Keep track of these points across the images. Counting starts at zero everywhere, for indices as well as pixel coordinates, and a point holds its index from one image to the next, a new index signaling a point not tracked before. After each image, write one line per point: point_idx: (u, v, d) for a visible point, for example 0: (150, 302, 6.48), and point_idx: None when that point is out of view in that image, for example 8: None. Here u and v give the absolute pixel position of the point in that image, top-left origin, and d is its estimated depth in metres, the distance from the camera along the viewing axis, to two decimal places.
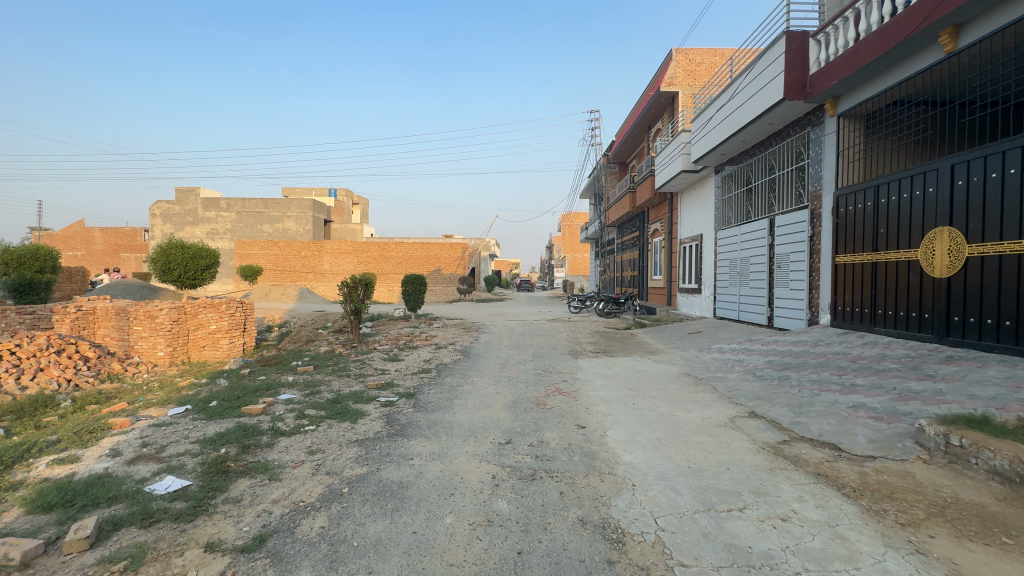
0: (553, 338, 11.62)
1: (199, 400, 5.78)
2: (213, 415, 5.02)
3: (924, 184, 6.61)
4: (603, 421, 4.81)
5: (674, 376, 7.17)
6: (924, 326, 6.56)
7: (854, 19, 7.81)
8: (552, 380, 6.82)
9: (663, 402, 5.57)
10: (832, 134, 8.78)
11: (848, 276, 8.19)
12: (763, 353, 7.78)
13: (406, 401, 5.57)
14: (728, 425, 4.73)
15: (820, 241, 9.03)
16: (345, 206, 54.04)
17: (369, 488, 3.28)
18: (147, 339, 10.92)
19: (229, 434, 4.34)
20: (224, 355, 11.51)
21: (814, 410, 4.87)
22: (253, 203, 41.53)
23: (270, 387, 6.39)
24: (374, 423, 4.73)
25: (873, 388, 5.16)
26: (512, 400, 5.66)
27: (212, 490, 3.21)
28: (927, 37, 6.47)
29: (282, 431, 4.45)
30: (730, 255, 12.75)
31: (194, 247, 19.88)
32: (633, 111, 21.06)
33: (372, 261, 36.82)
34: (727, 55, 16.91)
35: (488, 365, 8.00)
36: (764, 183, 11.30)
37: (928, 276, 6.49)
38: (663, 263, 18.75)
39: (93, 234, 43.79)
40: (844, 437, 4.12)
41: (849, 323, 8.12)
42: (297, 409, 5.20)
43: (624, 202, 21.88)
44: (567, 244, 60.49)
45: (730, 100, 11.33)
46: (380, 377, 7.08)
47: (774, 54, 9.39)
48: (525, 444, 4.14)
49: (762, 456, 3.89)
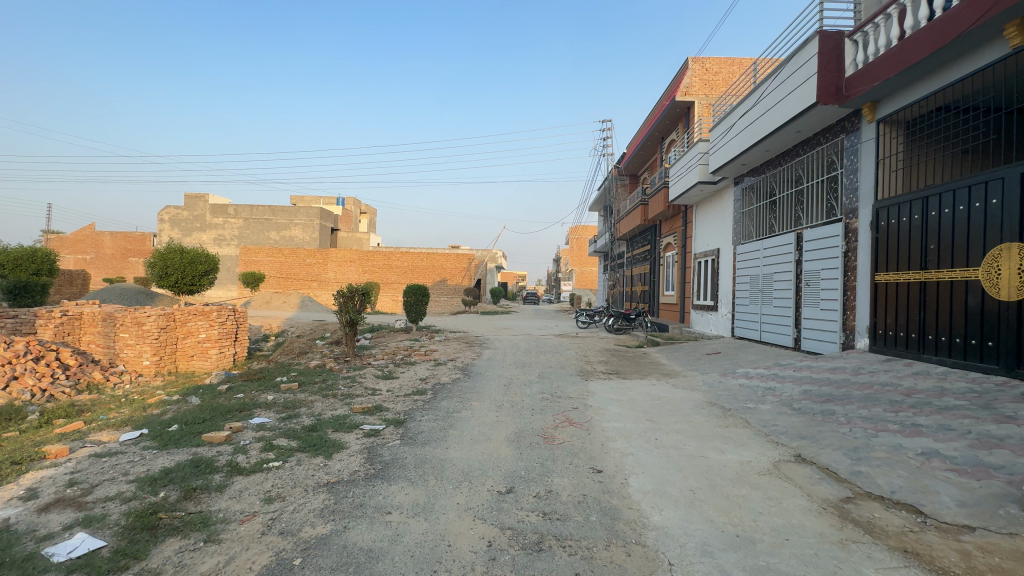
0: (561, 357, 10.80)
1: (159, 423, 5.06)
2: (168, 443, 4.33)
3: (986, 194, 5.87)
4: (622, 464, 4.06)
5: (697, 405, 6.34)
6: (987, 356, 5.78)
7: (898, 15, 7.16)
8: (562, 407, 6.06)
9: (691, 439, 4.78)
10: (870, 141, 8.02)
11: (890, 296, 7.43)
12: (796, 381, 6.97)
13: (393, 430, 4.85)
14: (773, 473, 3.95)
15: (857, 258, 8.26)
16: (352, 215, 53.69)
17: (329, 559, 2.54)
18: (133, 346, 10.27)
19: (176, 471, 3.63)
20: (213, 366, 10.93)
21: (875, 456, 4.08)
22: (261, 210, 41.49)
23: (243, 408, 5.67)
24: (352, 460, 3.99)
25: (943, 431, 4.35)
26: (516, 432, 4.90)
27: (125, 558, 2.49)
28: (989, 29, 5.74)
29: (241, 468, 3.74)
30: (751, 272, 11.99)
31: (193, 252, 19.40)
32: (646, 122, 20.52)
33: (377, 270, 36.27)
34: (745, 65, 16.28)
35: (489, 387, 7.21)
36: (790, 195, 10.57)
37: (992, 299, 5.71)
38: (676, 279, 17.96)
39: (103, 238, 43.58)
40: (925, 498, 3.33)
41: (893, 347, 7.33)
42: (266, 438, 4.48)
43: (635, 214, 21.20)
44: (574, 258, 59.64)
45: (754, 106, 10.67)
46: (370, 398, 6.36)
47: (806, 55, 8.72)
48: (530, 494, 3.40)
49: (827, 522, 3.11)
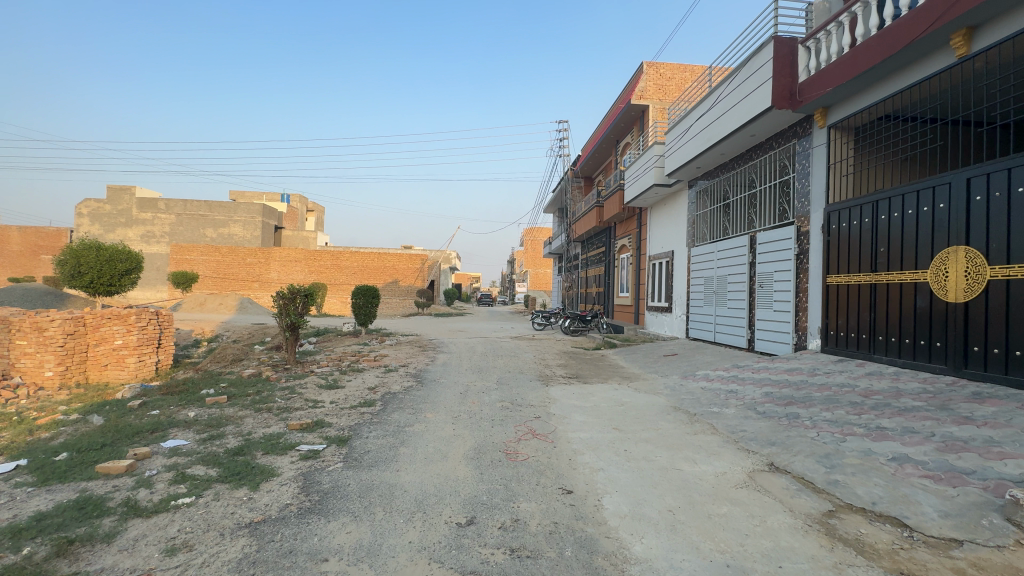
0: (519, 361, 10.41)
1: (44, 451, 4.19)
2: (50, 479, 3.54)
3: (933, 200, 6.03)
4: (593, 482, 3.70)
5: (663, 411, 6.12)
6: (935, 355, 5.92)
7: (848, 23, 7.33)
8: (523, 416, 5.65)
9: (662, 450, 4.51)
10: (822, 146, 8.18)
11: (841, 297, 7.58)
12: (756, 383, 6.93)
13: (336, 451, 4.26)
14: (750, 485, 3.72)
15: (809, 260, 8.40)
16: (298, 213, 51.08)
17: None
18: (33, 356, 8.91)
19: (52, 517, 2.90)
20: (131, 376, 9.60)
21: (848, 463, 3.95)
22: (196, 205, 38.56)
23: (155, 429, 4.85)
24: (283, 491, 3.39)
25: (907, 433, 4.30)
26: (475, 449, 4.43)
27: None
28: (936, 39, 5.88)
29: (140, 508, 3.06)
30: (705, 274, 12.12)
31: (112, 249, 17.50)
32: (602, 125, 20.67)
33: (323, 270, 34.52)
34: (697, 72, 16.67)
35: (445, 396, 6.68)
36: (744, 198, 10.73)
37: (940, 300, 5.85)
38: (631, 280, 18.09)
39: (10, 233, 39.05)
40: (908, 509, 3.18)
41: (845, 348, 7.46)
42: (178, 467, 3.78)
43: (591, 216, 21.27)
44: (529, 260, 59.87)
45: (709, 110, 10.78)
46: (310, 413, 5.69)
47: (761, 60, 8.84)
48: (495, 526, 2.96)
49: (816, 542, 2.88)
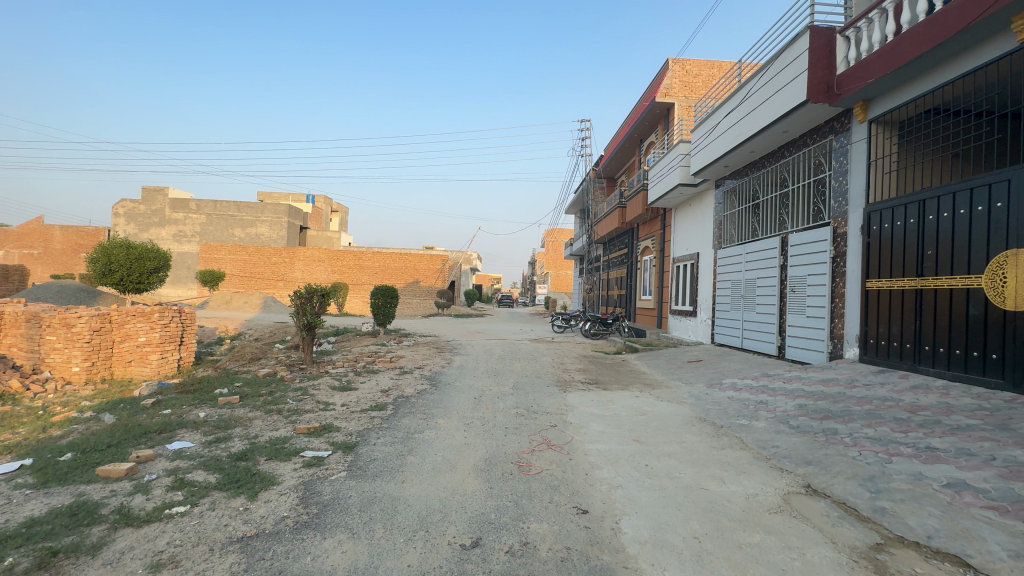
0: (537, 365, 10.14)
1: (52, 451, 4.14)
2: (51, 480, 3.46)
3: (989, 198, 5.53)
4: (612, 501, 3.42)
5: (687, 422, 5.77)
6: (990, 368, 5.42)
7: (893, 10, 6.83)
8: (538, 425, 5.39)
9: (686, 466, 4.19)
10: (862, 142, 7.67)
11: (882, 303, 7.08)
12: (788, 394, 6.49)
13: (341, 458, 4.10)
14: (786, 510, 3.38)
15: (846, 263, 7.90)
16: (322, 214, 51.86)
17: None
18: (61, 351, 9.08)
19: (43, 524, 2.79)
20: (153, 373, 9.72)
21: (896, 488, 3.56)
22: (225, 206, 39.54)
23: (164, 429, 4.78)
24: (282, 501, 3.22)
25: (963, 456, 3.88)
26: (486, 460, 4.19)
27: None
28: (993, 24, 5.39)
29: (133, 516, 2.92)
30: (733, 277, 11.63)
31: (142, 247, 17.95)
32: (625, 124, 20.24)
33: (346, 270, 34.92)
34: (725, 68, 16.13)
35: (458, 401, 6.47)
36: (775, 198, 10.23)
37: (996, 308, 5.36)
38: (654, 282, 17.62)
39: (52, 232, 40.76)
40: (971, 547, 2.80)
41: (886, 358, 6.97)
42: (179, 471, 3.66)
43: (613, 217, 20.83)
44: (550, 261, 59.45)
45: (739, 106, 10.32)
46: (321, 415, 5.56)
47: (795, 52, 8.37)
48: (501, 549, 2.72)
49: None
